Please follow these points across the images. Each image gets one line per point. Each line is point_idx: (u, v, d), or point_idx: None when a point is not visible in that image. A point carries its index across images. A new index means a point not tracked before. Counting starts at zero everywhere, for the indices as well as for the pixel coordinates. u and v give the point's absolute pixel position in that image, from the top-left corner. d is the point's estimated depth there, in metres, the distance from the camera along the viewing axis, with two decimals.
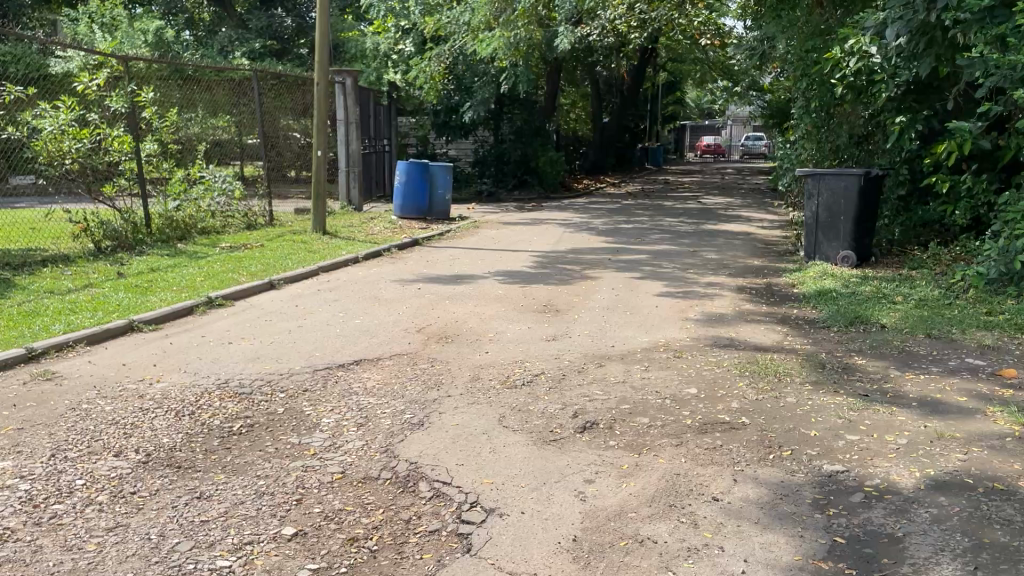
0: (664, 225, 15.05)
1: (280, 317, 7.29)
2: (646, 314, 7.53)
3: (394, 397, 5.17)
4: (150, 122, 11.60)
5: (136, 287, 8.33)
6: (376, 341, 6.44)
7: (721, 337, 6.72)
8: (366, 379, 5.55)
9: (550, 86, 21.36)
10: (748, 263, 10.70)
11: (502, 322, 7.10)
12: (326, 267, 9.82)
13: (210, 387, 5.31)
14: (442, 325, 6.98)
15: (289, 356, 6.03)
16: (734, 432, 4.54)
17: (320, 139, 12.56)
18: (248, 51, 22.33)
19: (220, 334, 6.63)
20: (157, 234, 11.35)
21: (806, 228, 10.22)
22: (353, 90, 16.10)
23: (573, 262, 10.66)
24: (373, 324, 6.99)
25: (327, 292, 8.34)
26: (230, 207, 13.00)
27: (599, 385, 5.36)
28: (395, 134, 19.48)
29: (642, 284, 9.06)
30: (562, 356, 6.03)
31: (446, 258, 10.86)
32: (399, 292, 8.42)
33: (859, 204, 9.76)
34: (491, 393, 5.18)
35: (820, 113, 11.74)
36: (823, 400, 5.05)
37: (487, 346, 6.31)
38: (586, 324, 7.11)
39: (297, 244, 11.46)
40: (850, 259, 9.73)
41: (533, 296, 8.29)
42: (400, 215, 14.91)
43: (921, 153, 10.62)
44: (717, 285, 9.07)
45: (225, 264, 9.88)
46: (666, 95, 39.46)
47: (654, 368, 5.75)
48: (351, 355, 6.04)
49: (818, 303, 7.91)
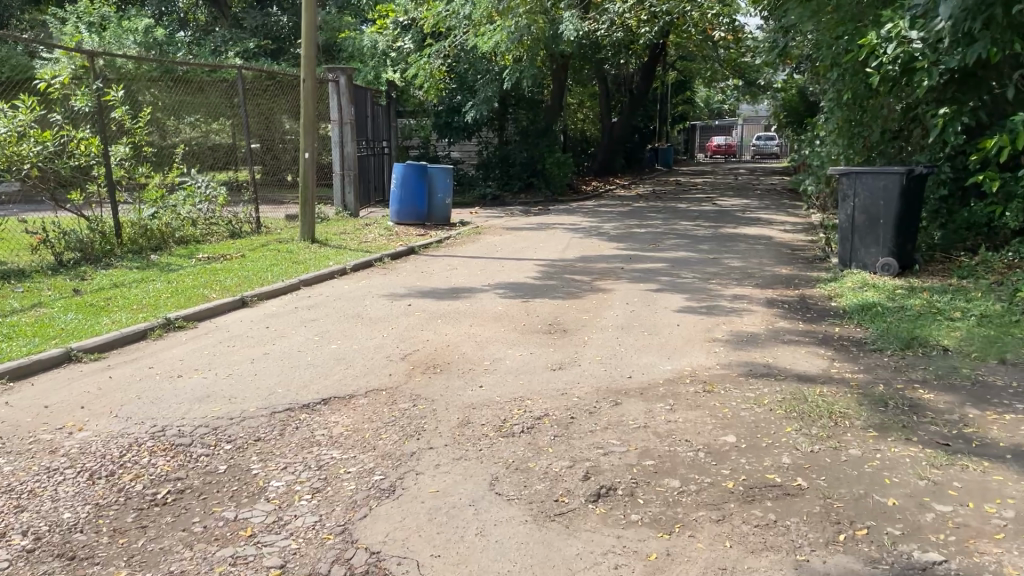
0: (680, 229, 14.05)
1: (246, 341, 6.34)
2: (667, 334, 6.55)
3: (364, 449, 4.21)
4: (122, 122, 10.73)
5: (90, 307, 7.38)
6: (353, 372, 5.47)
7: (756, 365, 5.73)
8: (333, 424, 4.59)
9: (558, 84, 20.40)
10: (777, 272, 9.69)
11: (500, 347, 6.13)
12: (309, 280, 8.85)
13: (141, 437, 4.38)
14: (432, 351, 6.02)
15: (247, 393, 5.07)
16: (789, 501, 3.57)
17: (306, 141, 11.57)
18: (242, 51, 21.35)
19: (170, 364, 5.68)
20: (128, 245, 10.45)
21: (841, 233, 9.22)
22: (348, 89, 15.10)
23: (582, 272, 9.69)
24: (351, 351, 6.02)
25: (305, 311, 7.39)
26: (213, 214, 12.10)
27: (616, 431, 4.38)
28: (395, 135, 18.57)
29: (661, 298, 8.07)
30: (570, 392, 5.05)
31: (442, 268, 9.90)
32: (385, 310, 7.46)
33: (900, 207, 8.75)
34: (483, 444, 4.21)
35: (853, 106, 10.78)
36: (896, 453, 4.07)
37: (482, 379, 5.34)
38: (599, 348, 6.14)
39: (281, 254, 10.52)
40: (890, 267, 8.73)
41: (538, 313, 7.30)
42: (396, 220, 13.95)
43: (965, 149, 9.59)
44: (744, 299, 8.07)
45: (198, 278, 8.95)
46: (678, 96, 38.44)
47: (681, 409, 4.75)
48: (320, 392, 5.06)
49: (863, 320, 6.91)
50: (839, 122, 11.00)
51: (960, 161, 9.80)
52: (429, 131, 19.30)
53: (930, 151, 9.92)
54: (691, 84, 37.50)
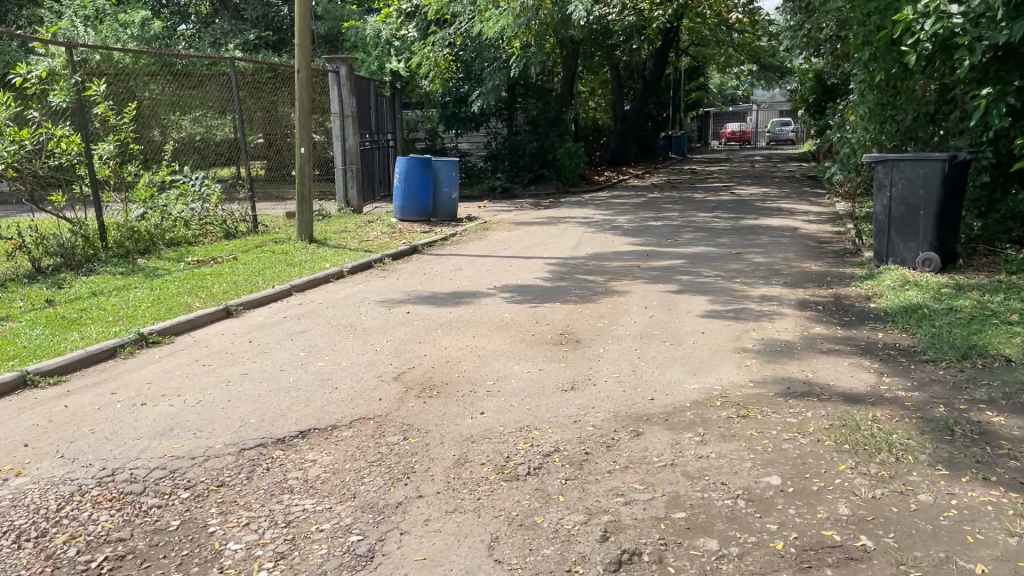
0: (698, 221, 13.33)
1: (224, 359, 5.73)
2: (690, 345, 5.88)
3: (342, 498, 3.58)
4: (105, 118, 10.20)
5: (60, 319, 6.79)
6: (338, 397, 4.84)
7: (793, 381, 5.07)
8: (309, 464, 3.97)
9: (568, 72, 19.70)
10: (805, 268, 8.99)
11: (506, 364, 5.49)
12: (302, 285, 8.24)
13: (86, 484, 3.77)
14: (429, 368, 5.39)
15: (215, 425, 4.44)
16: (853, 570, 2.91)
17: (301, 134, 10.94)
18: (242, 43, 20.72)
19: (136, 389, 5.08)
20: (114, 248, 9.90)
21: (876, 225, 8.50)
22: (348, 80, 14.46)
23: (595, 271, 9.02)
24: (337, 370, 5.40)
25: (293, 321, 6.77)
26: (207, 214, 11.51)
27: (638, 472, 3.73)
28: (399, 127, 17.94)
29: (682, 301, 7.38)
30: (584, 420, 4.39)
31: (445, 269, 9.26)
32: (381, 320, 6.83)
33: (941, 196, 8.03)
34: (482, 490, 3.57)
35: (886, 87, 10.03)
36: (975, 499, 3.41)
37: (483, 403, 4.71)
38: (615, 363, 5.48)
39: (275, 256, 9.90)
40: (932, 262, 8.03)
41: (547, 321, 6.66)
42: (401, 217, 13.32)
43: (1010, 132, 8.84)
44: (773, 300, 7.40)
45: (184, 284, 8.36)
46: (692, 82, 37.56)
47: (713, 440, 4.10)
48: (299, 423, 4.44)
49: (909, 326, 6.21)
50: (871, 105, 10.22)
51: (1003, 145, 9.02)
52: (435, 122, 18.85)
53: (971, 134, 9.17)
54: (705, 68, 36.54)
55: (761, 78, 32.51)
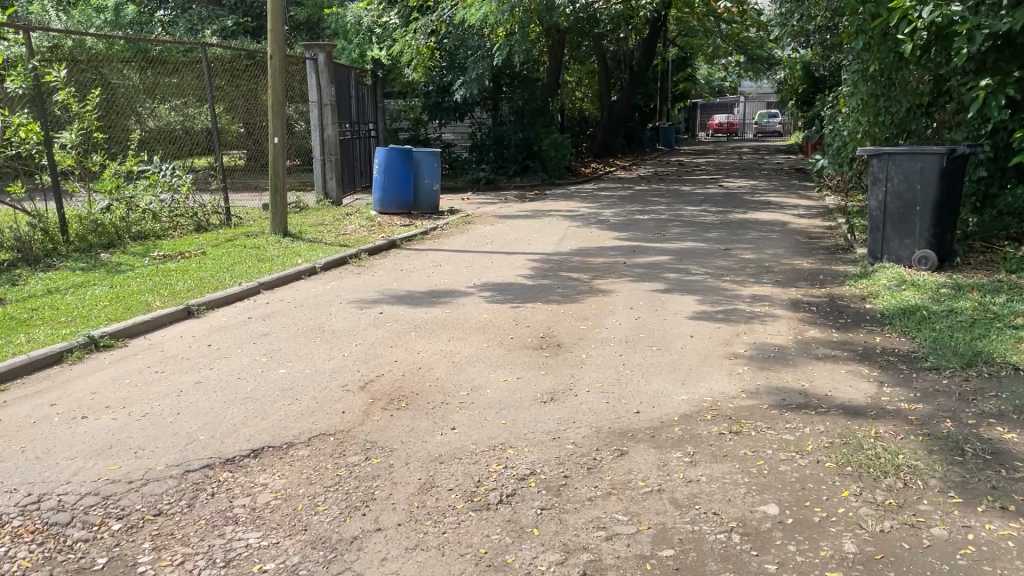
0: (686, 215, 13.00)
1: (179, 364, 5.33)
2: (678, 350, 5.54)
3: (291, 531, 3.21)
4: (67, 105, 9.73)
5: (7, 320, 6.37)
6: (297, 410, 4.46)
7: (788, 391, 4.72)
8: (259, 489, 3.60)
9: (554, 61, 19.33)
10: (797, 266, 8.66)
11: (481, 371, 5.12)
12: (270, 282, 7.82)
13: (7, 514, 3.39)
14: (399, 376, 5.02)
15: (159, 443, 4.06)
16: None
17: (275, 123, 10.48)
18: (219, 29, 20.20)
19: (78, 400, 4.68)
20: (76, 242, 9.46)
21: (871, 221, 8.17)
22: (326, 67, 13.98)
23: (579, 268, 8.66)
24: (300, 377, 5.01)
25: (258, 322, 6.37)
26: (178, 206, 11.02)
27: (621, 500, 3.38)
28: (382, 116, 17.48)
29: (670, 301, 7.04)
30: (563, 438, 4.03)
31: (424, 266, 8.88)
32: (351, 321, 6.44)
33: (939, 192, 7.70)
34: (448, 522, 3.21)
35: (879, 78, 9.60)
36: (994, 533, 3.08)
37: (455, 417, 4.34)
38: (598, 370, 5.13)
39: (246, 250, 9.49)
40: (929, 260, 7.71)
41: (527, 323, 6.29)
42: (380, 209, 12.88)
43: (1009, 124, 8.52)
44: (764, 300, 7.07)
45: (146, 281, 7.92)
46: (679, 73, 37.21)
47: (703, 461, 3.75)
48: (251, 440, 4.06)
49: (908, 329, 5.89)
50: (863, 96, 9.80)
51: (1001, 137, 8.70)
52: (418, 112, 18.42)
53: (968, 126, 8.89)
54: (692, 59, 36.23)
55: (748, 69, 32.24)
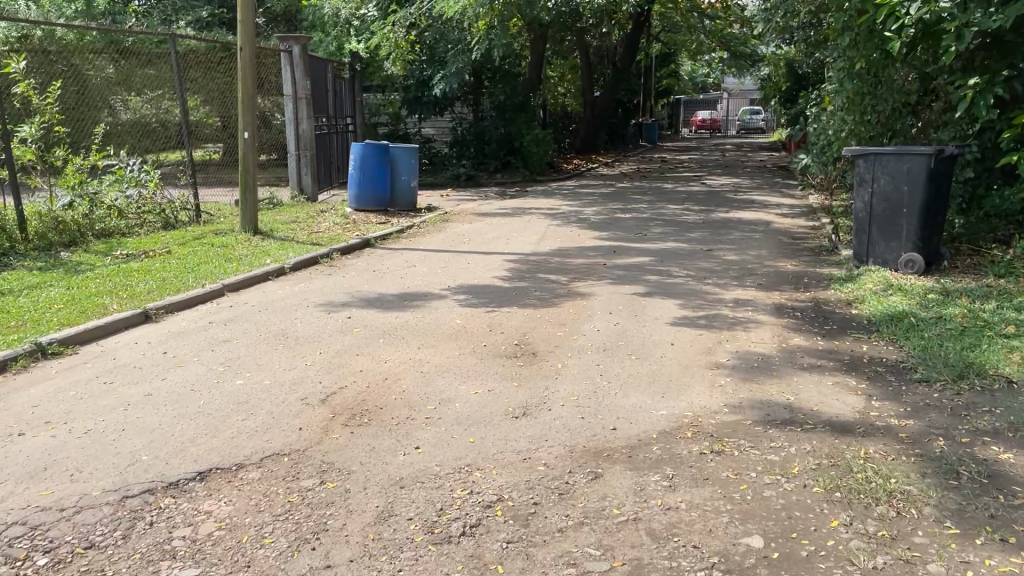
0: (668, 214, 12.78)
1: (130, 374, 5.02)
2: (658, 359, 5.30)
3: (233, 568, 2.94)
4: (29, 98, 9.35)
5: None
6: (251, 426, 4.17)
7: (773, 406, 4.49)
8: (203, 517, 3.31)
9: (536, 55, 19.04)
10: (780, 268, 8.45)
11: (450, 383, 4.84)
12: (236, 284, 7.50)
13: None
14: (363, 389, 4.72)
15: (99, 465, 3.76)
16: None
17: (245, 118, 10.14)
18: (193, 21, 19.78)
19: (17, 415, 4.37)
20: (35, 240, 9.09)
21: (856, 223, 7.97)
22: (301, 60, 13.60)
23: (558, 269, 8.41)
24: (257, 389, 4.72)
25: (219, 328, 6.06)
26: (145, 202, 10.63)
27: (594, 531, 3.13)
28: (360, 111, 17.14)
29: (650, 305, 6.80)
30: (534, 458, 3.77)
31: (397, 267, 8.58)
32: (317, 327, 6.14)
33: (926, 194, 7.50)
34: (405, 559, 2.94)
35: (866, 76, 9.45)
36: (994, 569, 2.85)
37: (420, 434, 4.07)
38: (574, 382, 4.87)
39: (213, 249, 9.18)
40: (915, 264, 7.52)
41: (501, 329, 6.02)
42: (356, 206, 12.57)
43: (996, 124, 8.34)
44: (747, 305, 6.84)
45: (106, 282, 7.57)
46: (663, 69, 37.00)
47: (683, 485, 3.50)
48: (198, 462, 3.77)
49: (896, 338, 5.68)
50: (851, 94, 9.66)
51: (988, 137, 8.52)
52: (398, 106, 18.07)
53: (955, 125, 8.71)
54: (675, 55, 36.09)
55: (732, 66, 32.12)
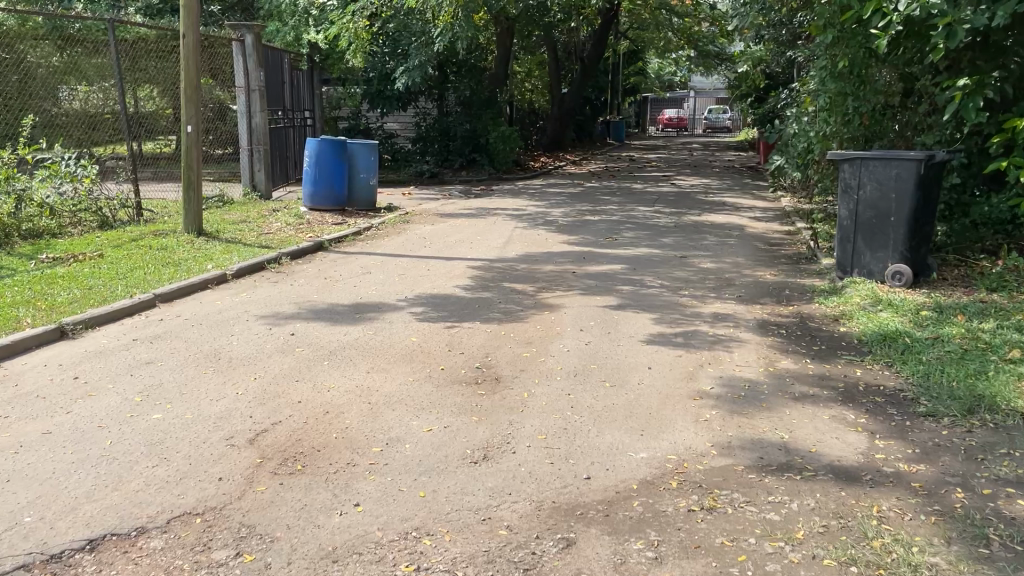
0: (638, 217, 12.28)
1: (29, 406, 4.34)
2: (636, 387, 4.75)
3: None
4: None
5: None
6: (162, 476, 3.53)
7: (767, 447, 3.95)
8: None
9: (502, 49, 18.47)
10: (759, 277, 7.99)
11: (401, 418, 4.24)
12: (168, 293, 6.80)
13: None
14: (299, 427, 4.09)
15: None
16: None
17: (188, 110, 9.38)
18: (143, 7, 18.88)
19: None
20: None
21: (840, 231, 7.49)
22: (255, 50, 12.82)
23: (524, 278, 7.84)
24: (177, 426, 4.08)
25: (143, 348, 5.38)
26: (81, 201, 9.77)
27: None
28: (320, 105, 16.43)
29: (624, 320, 6.26)
30: (495, 519, 3.19)
31: (352, 273, 7.97)
32: (254, 345, 5.49)
33: (915, 202, 7.06)
34: None
35: (849, 75, 8.86)
36: None
37: (361, 487, 3.46)
38: (542, 416, 4.29)
39: (151, 252, 8.46)
40: (904, 275, 7.07)
41: (462, 349, 5.43)
42: (310, 206, 11.87)
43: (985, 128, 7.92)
44: (728, 320, 6.34)
45: (23, 290, 6.81)
46: (631, 66, 36.57)
47: (671, 556, 2.95)
48: (90, 526, 3.13)
49: (892, 361, 5.20)
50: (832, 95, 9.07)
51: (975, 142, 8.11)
52: (358, 100, 17.12)
53: (940, 130, 8.25)
54: (643, 53, 35.69)
55: (700, 63, 31.80)
